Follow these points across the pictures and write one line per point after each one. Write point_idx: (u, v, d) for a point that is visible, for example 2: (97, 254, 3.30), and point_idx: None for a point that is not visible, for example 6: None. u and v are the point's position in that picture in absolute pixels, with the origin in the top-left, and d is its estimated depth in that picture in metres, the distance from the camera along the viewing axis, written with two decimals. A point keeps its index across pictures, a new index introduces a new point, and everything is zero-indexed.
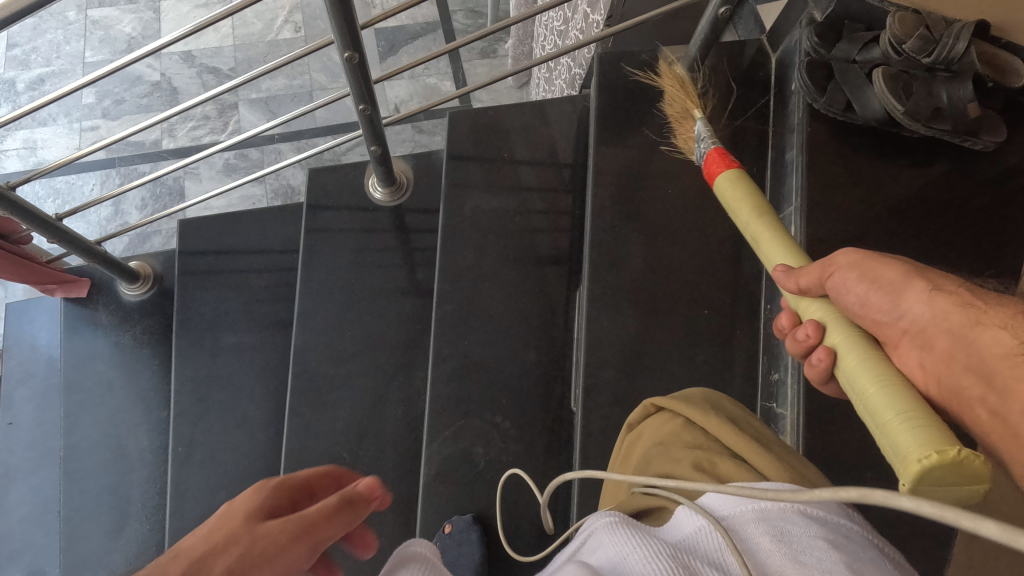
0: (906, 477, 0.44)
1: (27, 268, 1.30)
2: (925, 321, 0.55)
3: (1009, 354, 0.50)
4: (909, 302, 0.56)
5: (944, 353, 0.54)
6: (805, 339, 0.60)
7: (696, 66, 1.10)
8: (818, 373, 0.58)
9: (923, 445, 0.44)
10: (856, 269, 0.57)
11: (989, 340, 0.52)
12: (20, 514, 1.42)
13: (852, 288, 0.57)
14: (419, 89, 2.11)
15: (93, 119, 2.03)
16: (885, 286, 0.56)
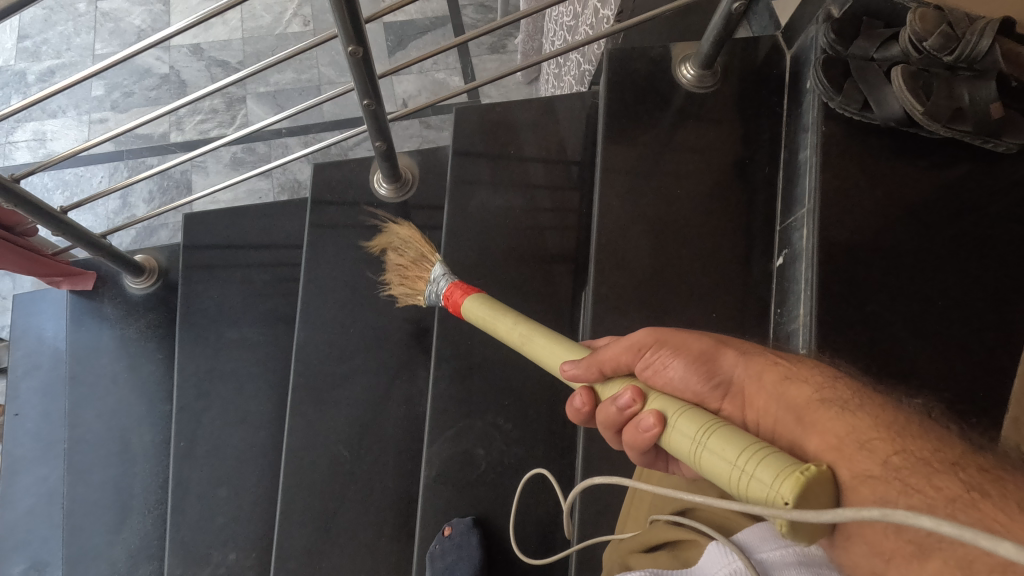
0: (787, 495, 0.42)
1: (33, 261, 1.29)
2: (740, 381, 0.60)
3: (811, 400, 0.55)
4: (724, 368, 0.61)
5: (763, 409, 0.57)
6: (626, 407, 0.59)
7: (708, 63, 1.08)
8: (643, 437, 0.56)
9: (787, 465, 0.44)
10: (665, 345, 0.61)
11: (800, 392, 0.56)
12: (26, 504, 1.43)
13: (672, 363, 0.61)
14: (428, 84, 2.09)
15: (102, 111, 2.03)
16: (699, 359, 0.61)
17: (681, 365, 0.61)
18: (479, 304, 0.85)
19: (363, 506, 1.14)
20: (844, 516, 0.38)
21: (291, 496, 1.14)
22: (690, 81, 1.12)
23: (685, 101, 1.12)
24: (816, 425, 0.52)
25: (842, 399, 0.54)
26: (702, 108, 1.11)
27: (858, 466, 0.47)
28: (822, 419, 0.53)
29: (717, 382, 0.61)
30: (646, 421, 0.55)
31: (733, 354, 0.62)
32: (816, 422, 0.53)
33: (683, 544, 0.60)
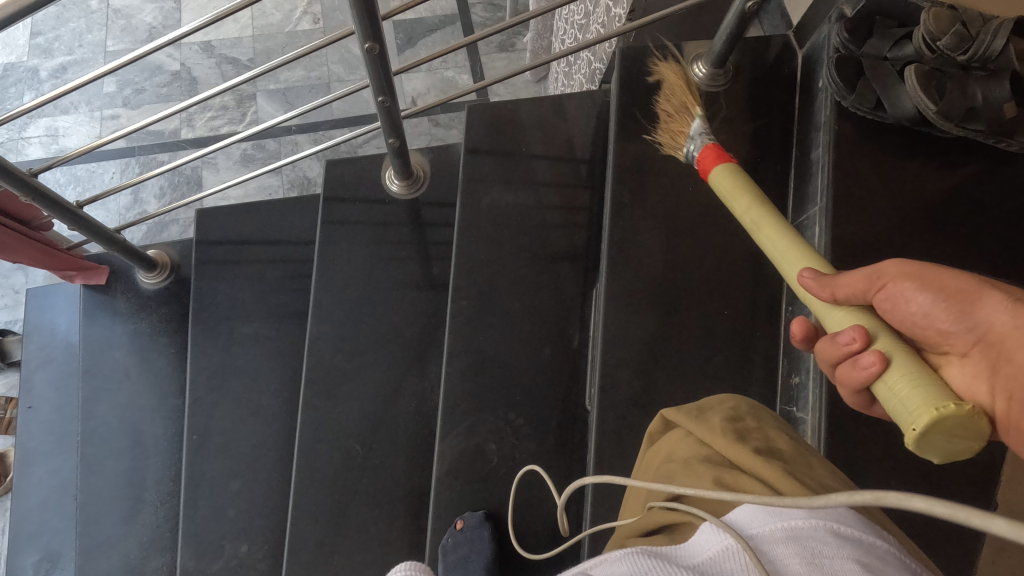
0: (919, 423, 0.46)
1: (49, 255, 1.31)
2: (1002, 331, 0.52)
3: None
4: (981, 313, 0.53)
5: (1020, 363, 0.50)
6: (846, 344, 0.54)
7: (720, 62, 1.08)
8: (853, 373, 0.53)
9: (937, 397, 0.47)
10: (910, 278, 0.54)
11: None
12: (39, 496, 1.44)
13: (911, 294, 0.54)
14: (437, 82, 2.10)
15: (114, 108, 2.04)
16: (956, 300, 0.53)
17: (927, 299, 0.54)
18: (728, 173, 0.79)
19: (375, 499, 1.15)
20: (839, 500, 0.46)
21: (304, 490, 1.15)
22: (702, 79, 1.12)
23: (697, 99, 1.12)
24: None
25: None
26: (714, 107, 1.12)
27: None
28: None
29: (971, 327, 0.53)
30: (866, 358, 0.52)
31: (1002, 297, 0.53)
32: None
33: (679, 527, 0.59)
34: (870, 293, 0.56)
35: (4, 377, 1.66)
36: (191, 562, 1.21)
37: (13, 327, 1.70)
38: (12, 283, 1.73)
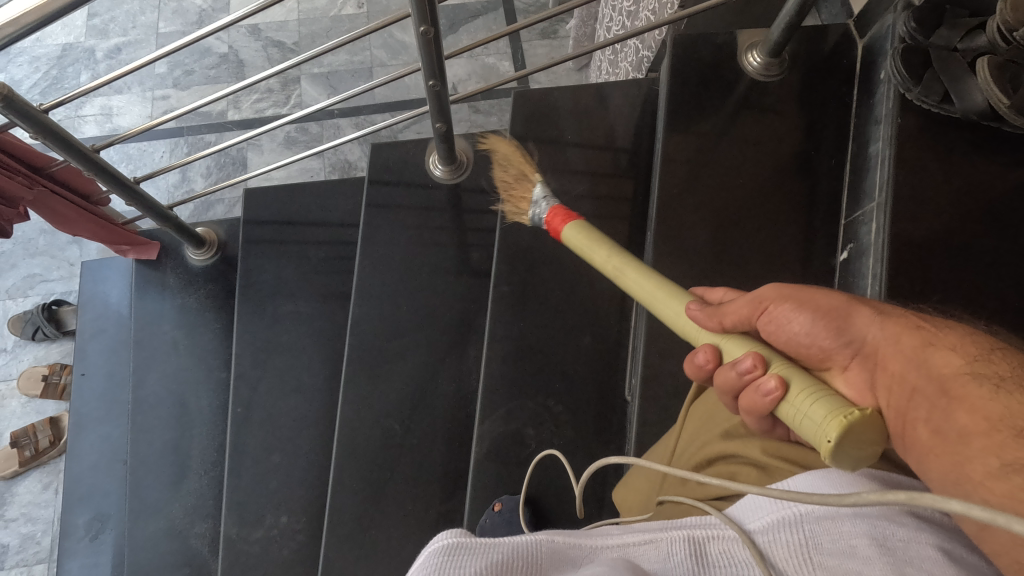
0: (831, 433, 0.47)
1: (105, 229, 1.36)
2: (875, 345, 0.57)
3: (961, 374, 0.51)
4: (856, 328, 0.58)
5: (895, 375, 0.54)
6: (745, 372, 0.56)
7: (776, 51, 1.05)
8: (757, 404, 0.55)
9: (836, 407, 0.49)
10: (792, 301, 0.60)
11: (946, 360, 0.52)
12: (90, 459, 1.51)
13: (795, 317, 0.60)
14: (478, 69, 2.10)
15: (165, 88, 2.10)
16: (829, 316, 0.59)
17: (807, 319, 0.59)
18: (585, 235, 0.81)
19: (412, 478, 1.17)
20: (868, 500, 0.42)
21: (343, 466, 1.18)
22: (756, 69, 1.09)
23: (749, 89, 1.10)
24: (958, 406, 0.49)
25: (997, 378, 0.49)
26: (767, 97, 1.09)
27: (1005, 451, 0.45)
28: (966, 397, 0.49)
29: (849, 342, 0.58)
30: (767, 386, 0.53)
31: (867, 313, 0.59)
32: (955, 393, 0.50)
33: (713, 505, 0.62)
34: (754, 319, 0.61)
35: (60, 345, 1.74)
36: (233, 529, 1.25)
37: (68, 298, 1.77)
38: (68, 256, 1.81)
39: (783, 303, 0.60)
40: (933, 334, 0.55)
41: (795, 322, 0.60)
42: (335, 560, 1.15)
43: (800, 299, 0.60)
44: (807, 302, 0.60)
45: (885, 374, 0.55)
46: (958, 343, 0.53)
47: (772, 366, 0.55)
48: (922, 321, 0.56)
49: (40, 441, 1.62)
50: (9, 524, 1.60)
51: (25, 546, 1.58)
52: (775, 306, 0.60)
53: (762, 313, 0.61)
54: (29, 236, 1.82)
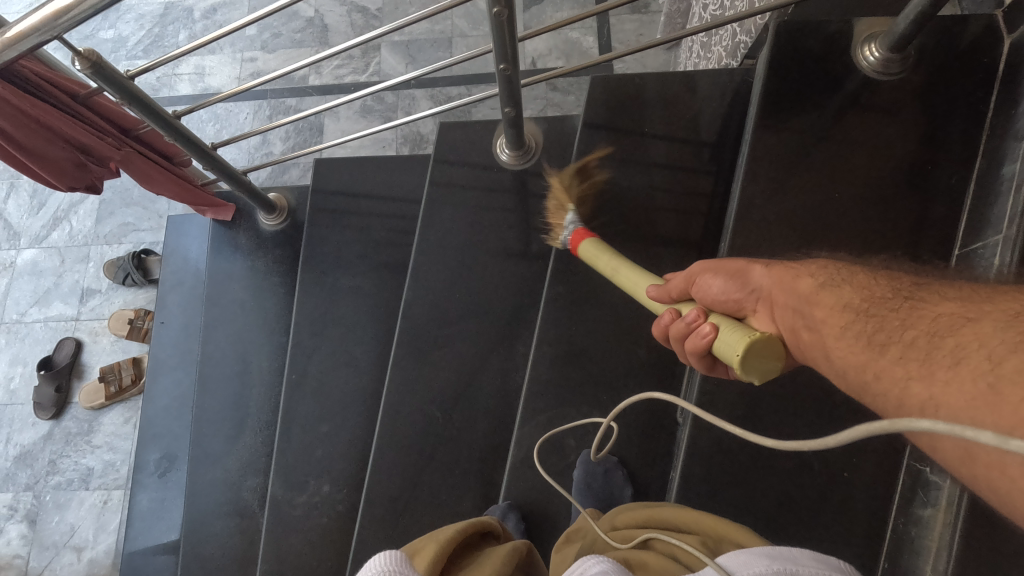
0: (739, 349, 0.59)
1: (187, 190, 1.42)
2: (767, 287, 0.65)
3: (816, 286, 0.59)
4: (754, 279, 0.66)
5: (781, 303, 0.62)
6: (691, 323, 0.67)
7: (900, 46, 0.90)
8: (699, 343, 0.65)
9: (746, 330, 0.60)
10: (706, 269, 0.69)
11: (804, 280, 0.61)
12: (164, 402, 1.63)
13: (711, 280, 0.68)
14: (560, 43, 2.00)
15: (253, 51, 2.15)
16: (734, 274, 0.67)
17: (721, 280, 0.67)
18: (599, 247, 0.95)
19: (450, 467, 1.17)
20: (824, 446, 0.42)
21: (384, 446, 1.19)
22: (873, 65, 0.95)
23: (861, 89, 0.96)
24: (814, 307, 0.58)
25: (833, 280, 0.59)
26: (881, 99, 0.95)
27: (844, 323, 0.55)
28: (822, 300, 0.58)
29: (751, 291, 0.66)
30: (701, 328, 0.64)
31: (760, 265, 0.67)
32: (815, 300, 0.58)
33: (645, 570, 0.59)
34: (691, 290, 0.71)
35: (146, 291, 1.87)
36: (279, 490, 1.30)
37: (155, 248, 1.90)
38: (157, 208, 1.93)
39: (703, 268, 0.70)
40: (804, 268, 0.64)
41: (713, 284, 0.68)
42: (369, 536, 1.17)
43: (714, 265, 0.70)
44: (719, 267, 0.68)
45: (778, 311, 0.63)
46: (820, 269, 0.62)
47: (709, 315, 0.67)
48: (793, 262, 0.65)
49: (124, 378, 1.77)
50: (95, 450, 1.77)
51: (107, 472, 1.74)
52: (697, 273, 0.70)
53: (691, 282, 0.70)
54: (126, 187, 1.95)
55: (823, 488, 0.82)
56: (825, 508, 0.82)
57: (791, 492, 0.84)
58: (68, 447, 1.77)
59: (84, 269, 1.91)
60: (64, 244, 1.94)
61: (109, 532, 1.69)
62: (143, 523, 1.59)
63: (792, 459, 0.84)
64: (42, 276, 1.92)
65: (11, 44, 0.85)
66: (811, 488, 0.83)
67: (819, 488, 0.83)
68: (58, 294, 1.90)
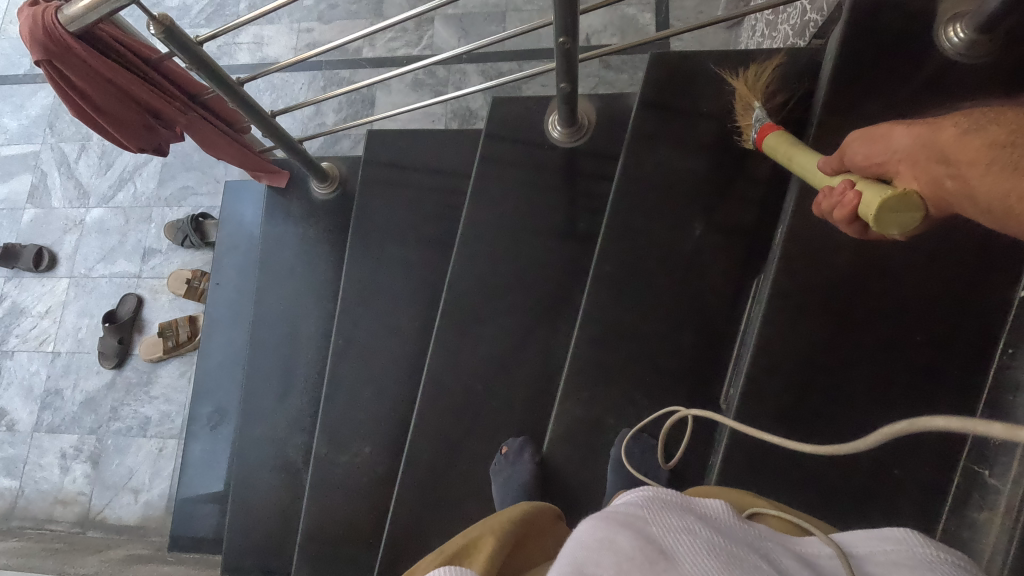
0: (873, 209, 0.58)
1: (245, 155, 1.46)
2: (909, 149, 0.59)
3: (961, 133, 0.54)
4: (893, 140, 0.61)
5: (922, 160, 0.57)
6: (832, 194, 0.67)
7: (988, 26, 0.84)
8: (838, 215, 0.65)
9: (881, 189, 0.59)
10: (865, 135, 0.64)
11: (948, 130, 0.55)
12: (217, 359, 1.71)
13: (855, 151, 0.65)
14: (616, 20, 1.96)
15: (310, 22, 2.18)
16: (872, 139, 0.63)
17: (863, 149, 0.64)
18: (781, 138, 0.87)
19: (487, 437, 1.20)
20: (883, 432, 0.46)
21: (424, 414, 1.22)
22: (956, 46, 0.89)
23: (941, 71, 0.90)
24: (956, 154, 0.53)
25: (984, 123, 0.53)
26: (963, 84, 0.89)
27: (995, 162, 0.50)
28: (967, 145, 0.52)
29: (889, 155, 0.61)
30: (840, 195, 0.64)
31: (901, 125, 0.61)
32: (960, 147, 0.53)
33: None
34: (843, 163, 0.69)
35: (202, 253, 1.95)
36: (322, 449, 1.35)
37: (212, 212, 1.97)
38: (215, 173, 2.00)
39: (852, 138, 0.66)
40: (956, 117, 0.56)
41: (857, 153, 0.64)
42: (406, 498, 1.21)
43: (861, 135, 0.65)
44: (866, 133, 0.64)
45: (920, 172, 0.57)
46: (974, 115, 0.55)
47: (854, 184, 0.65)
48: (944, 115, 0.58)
49: (180, 335, 1.86)
50: (152, 401, 1.87)
51: (163, 422, 1.85)
52: (847, 143, 0.66)
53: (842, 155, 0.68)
54: (186, 152, 2.02)
55: (869, 483, 0.81)
56: (870, 503, 0.81)
57: (833, 486, 0.82)
58: (128, 396, 1.88)
59: (147, 230, 2.01)
60: (129, 205, 2.03)
61: (163, 477, 1.80)
62: (194, 471, 1.69)
63: (837, 453, 0.82)
64: (108, 234, 2.02)
65: (92, 6, 0.90)
66: (855, 483, 0.81)
67: (864, 483, 0.81)
68: (123, 252, 2.00)
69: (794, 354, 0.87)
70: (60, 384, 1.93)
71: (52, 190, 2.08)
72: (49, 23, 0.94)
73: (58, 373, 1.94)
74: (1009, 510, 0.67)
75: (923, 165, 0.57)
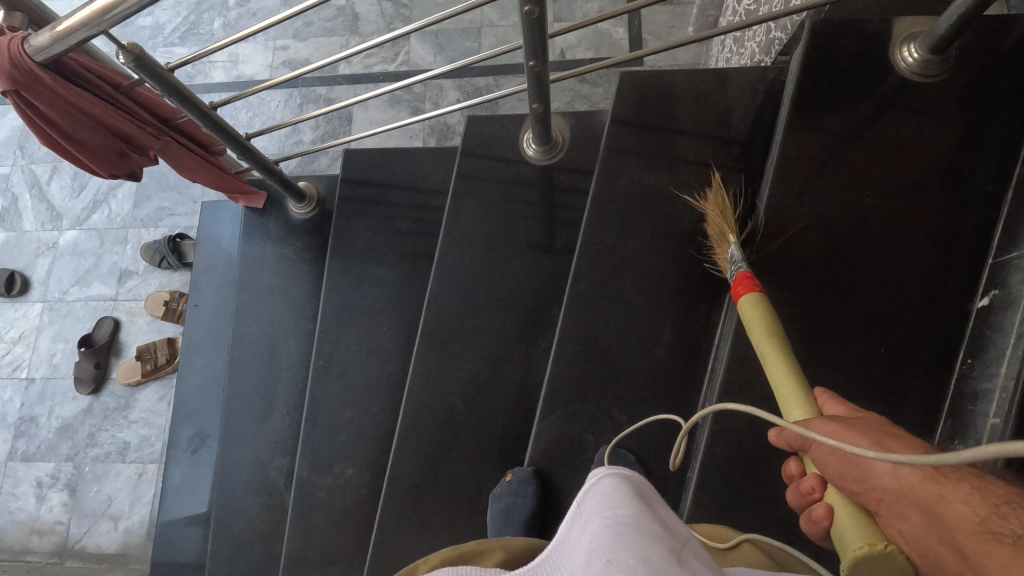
0: (852, 560, 0.56)
1: (221, 178, 1.46)
2: (896, 496, 0.55)
3: (975, 531, 0.50)
4: (874, 475, 0.56)
5: (917, 528, 0.53)
6: (807, 492, 0.64)
7: (940, 47, 0.87)
8: (813, 525, 0.62)
9: (867, 538, 0.56)
10: (833, 438, 0.58)
11: (960, 513, 0.52)
12: (196, 382, 1.70)
13: (829, 458, 0.59)
14: (590, 34, 1.98)
15: (285, 39, 2.18)
16: (851, 460, 0.57)
17: (839, 463, 0.59)
18: (755, 306, 0.75)
19: (470, 455, 1.20)
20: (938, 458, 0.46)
21: (405, 434, 1.22)
22: (911, 66, 0.92)
23: (897, 90, 0.93)
24: (980, 559, 0.49)
25: (1010, 534, 0.49)
26: (917, 101, 0.92)
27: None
28: (988, 556, 0.48)
29: (869, 485, 0.56)
30: (817, 515, 0.61)
31: (888, 457, 0.55)
32: (978, 552, 0.49)
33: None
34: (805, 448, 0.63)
35: (180, 274, 1.93)
36: (305, 471, 1.35)
37: (189, 232, 1.96)
38: (191, 193, 1.98)
39: (824, 428, 0.60)
40: (953, 487, 0.54)
41: (833, 459, 0.59)
42: (390, 519, 1.20)
43: (825, 429, 0.60)
44: (841, 438, 0.58)
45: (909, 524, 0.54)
46: (979, 503, 0.52)
47: (827, 490, 0.62)
48: (940, 472, 0.55)
49: (159, 357, 1.84)
50: (132, 425, 1.85)
51: (142, 446, 1.82)
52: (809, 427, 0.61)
53: (806, 444, 0.62)
54: (162, 172, 2.00)
55: None
56: None
57: None
58: (107, 421, 1.85)
59: (122, 251, 1.98)
60: (103, 226, 2.01)
61: (144, 503, 1.78)
62: (175, 497, 1.66)
63: None
64: (83, 257, 1.99)
65: (61, 37, 0.89)
66: None
67: None
68: (98, 274, 1.98)
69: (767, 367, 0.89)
70: (35, 411, 1.89)
71: (24, 213, 2.05)
72: (17, 54, 0.93)
73: (33, 400, 1.90)
74: None
75: (917, 532, 0.54)
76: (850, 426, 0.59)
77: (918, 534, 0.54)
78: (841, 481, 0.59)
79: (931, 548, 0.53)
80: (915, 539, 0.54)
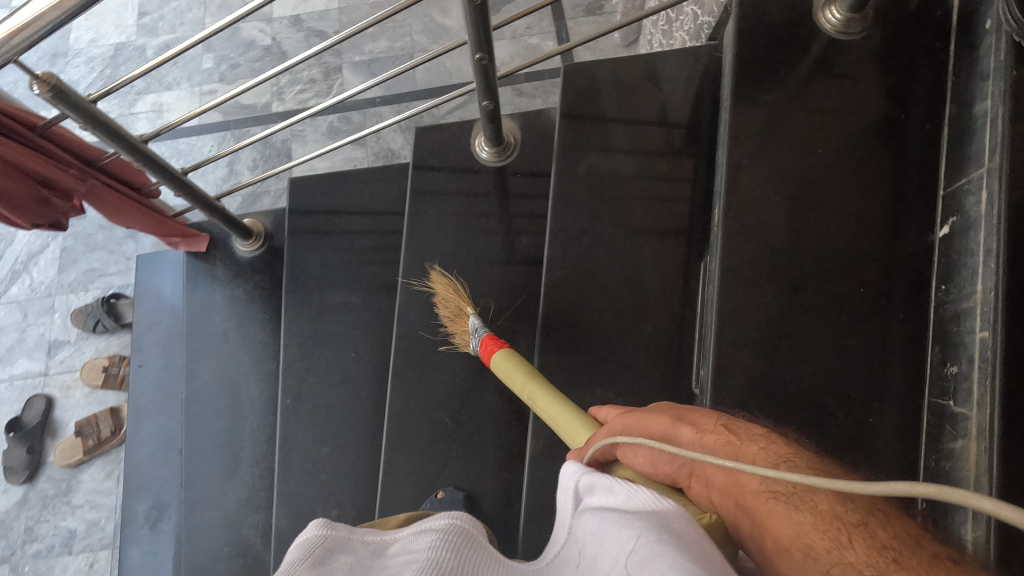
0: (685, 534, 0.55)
1: (157, 221, 1.37)
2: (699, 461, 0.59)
3: (763, 488, 0.54)
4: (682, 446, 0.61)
5: (721, 486, 0.56)
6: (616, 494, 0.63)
7: (859, 5, 0.93)
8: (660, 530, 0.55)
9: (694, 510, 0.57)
10: (640, 424, 0.66)
11: (750, 475, 0.55)
12: (148, 448, 1.54)
13: (637, 447, 0.64)
14: (521, 49, 2.03)
15: (212, 83, 2.12)
16: (669, 432, 0.63)
17: (644, 451, 0.63)
18: (506, 360, 0.96)
19: (463, 473, 1.13)
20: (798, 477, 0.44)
21: (392, 460, 1.15)
22: (835, 26, 0.97)
23: (827, 49, 0.98)
24: (766, 518, 0.52)
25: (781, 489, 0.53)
26: (847, 58, 0.97)
27: (810, 547, 0.49)
28: (775, 514, 0.52)
29: (681, 462, 0.60)
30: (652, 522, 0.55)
31: (687, 433, 0.62)
32: (767, 510, 0.52)
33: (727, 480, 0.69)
34: (632, 457, 0.64)
35: (118, 337, 1.78)
36: (284, 521, 1.24)
37: (125, 291, 1.82)
38: (124, 250, 1.85)
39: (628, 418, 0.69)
40: (738, 448, 0.58)
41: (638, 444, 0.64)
42: None
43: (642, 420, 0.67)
44: (644, 429, 0.65)
45: (715, 492, 0.57)
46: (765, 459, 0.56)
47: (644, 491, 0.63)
48: (734, 443, 0.58)
49: (102, 431, 1.68)
50: (76, 511, 1.65)
51: (91, 532, 1.63)
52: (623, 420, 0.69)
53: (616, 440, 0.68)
54: (88, 233, 1.87)
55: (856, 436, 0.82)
56: (859, 454, 0.81)
57: (820, 443, 0.82)
58: (46, 511, 1.66)
59: (50, 321, 1.81)
60: (26, 297, 1.84)
61: None
62: None
63: (817, 410, 0.83)
64: (3, 333, 1.81)
65: None
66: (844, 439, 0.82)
67: (851, 438, 0.82)
68: (23, 350, 1.79)
69: (755, 322, 0.87)
70: None
71: None
72: None
73: None
74: (981, 432, 0.69)
75: (723, 495, 0.56)
76: (652, 419, 0.66)
77: (734, 493, 0.55)
78: (680, 467, 0.60)
79: (764, 504, 0.53)
80: (724, 482, 0.56)
